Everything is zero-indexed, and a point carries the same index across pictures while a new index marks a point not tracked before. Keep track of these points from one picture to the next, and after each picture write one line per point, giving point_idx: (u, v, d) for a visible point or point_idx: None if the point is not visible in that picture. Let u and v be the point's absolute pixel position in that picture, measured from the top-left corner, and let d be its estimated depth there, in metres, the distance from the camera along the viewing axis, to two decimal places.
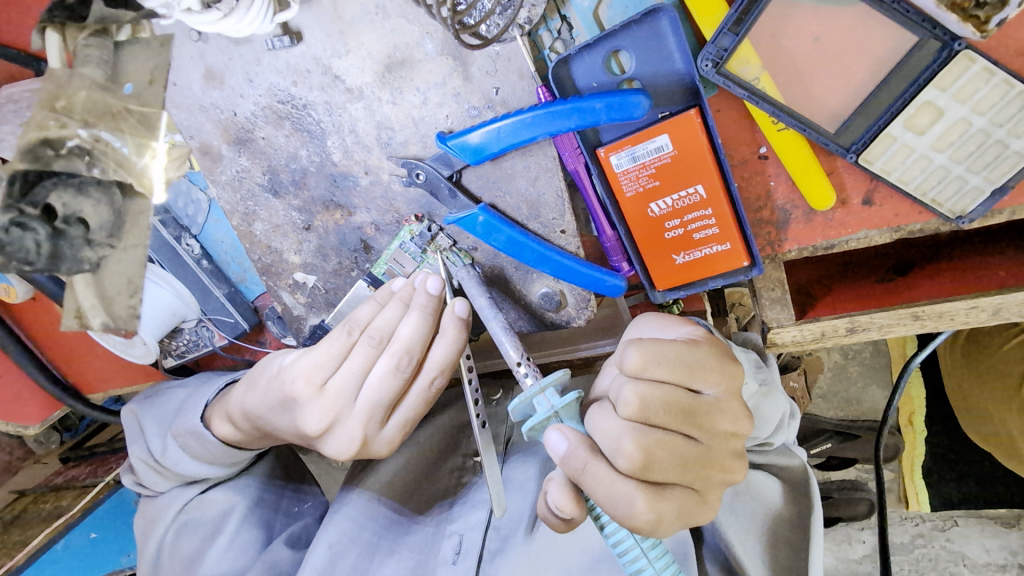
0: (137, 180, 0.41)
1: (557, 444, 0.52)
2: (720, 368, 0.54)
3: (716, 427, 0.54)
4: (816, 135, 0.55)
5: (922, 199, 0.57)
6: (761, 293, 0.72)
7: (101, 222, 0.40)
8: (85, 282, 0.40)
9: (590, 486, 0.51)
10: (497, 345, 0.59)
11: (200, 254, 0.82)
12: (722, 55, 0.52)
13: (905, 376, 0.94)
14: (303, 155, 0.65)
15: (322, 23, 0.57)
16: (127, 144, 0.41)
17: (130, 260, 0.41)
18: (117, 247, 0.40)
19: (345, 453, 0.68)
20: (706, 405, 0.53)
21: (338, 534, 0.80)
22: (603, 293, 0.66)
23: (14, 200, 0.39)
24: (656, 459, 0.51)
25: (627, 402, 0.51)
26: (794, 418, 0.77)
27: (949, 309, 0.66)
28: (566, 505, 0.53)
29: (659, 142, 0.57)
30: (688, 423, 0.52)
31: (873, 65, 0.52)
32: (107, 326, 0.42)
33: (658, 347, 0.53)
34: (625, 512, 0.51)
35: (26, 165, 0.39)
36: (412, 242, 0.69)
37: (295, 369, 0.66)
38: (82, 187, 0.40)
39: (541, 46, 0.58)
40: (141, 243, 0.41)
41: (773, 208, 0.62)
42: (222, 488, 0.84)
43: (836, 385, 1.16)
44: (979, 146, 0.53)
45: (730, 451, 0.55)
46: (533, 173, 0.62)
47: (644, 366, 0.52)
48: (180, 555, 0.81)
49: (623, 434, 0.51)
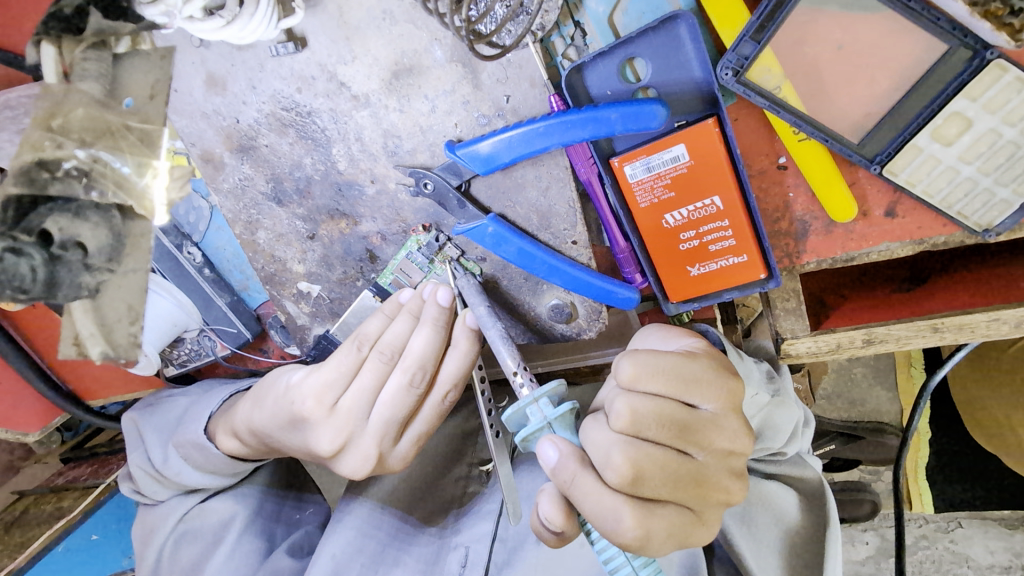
0: (138, 202, 0.39)
1: (549, 455, 0.50)
2: (718, 382, 0.52)
3: (713, 445, 0.52)
4: (841, 146, 0.53)
5: (947, 212, 0.54)
6: (775, 304, 0.71)
7: (100, 245, 0.39)
8: (83, 309, 0.39)
9: (578, 500, 0.50)
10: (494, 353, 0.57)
11: (202, 262, 0.80)
12: (743, 63, 0.50)
13: (923, 404, 0.92)
14: (307, 163, 0.64)
15: (327, 29, 0.56)
16: (127, 163, 0.39)
17: (129, 286, 0.39)
18: (117, 271, 0.39)
19: (360, 472, 0.67)
20: (702, 420, 0.51)
21: (341, 544, 0.78)
22: (615, 305, 0.65)
23: (9, 226, 0.37)
24: (646, 474, 0.49)
25: (619, 415, 0.50)
26: (806, 427, 0.76)
27: (970, 321, 0.65)
28: (555, 517, 0.52)
29: (675, 153, 0.55)
30: (683, 438, 0.51)
31: (900, 74, 0.49)
32: (106, 356, 0.39)
33: (653, 358, 0.51)
34: (612, 528, 0.49)
35: (21, 189, 0.37)
36: (419, 252, 0.68)
37: (304, 388, 0.65)
38: (80, 212, 0.38)
39: (554, 53, 0.56)
40: (142, 267, 0.39)
41: (791, 219, 0.59)
42: (223, 497, 0.83)
43: (840, 386, 1.15)
44: (1009, 158, 0.50)
45: (727, 470, 0.54)
46: (544, 183, 0.60)
47: (637, 378, 0.51)
48: (181, 564, 0.80)
49: (612, 447, 0.49)
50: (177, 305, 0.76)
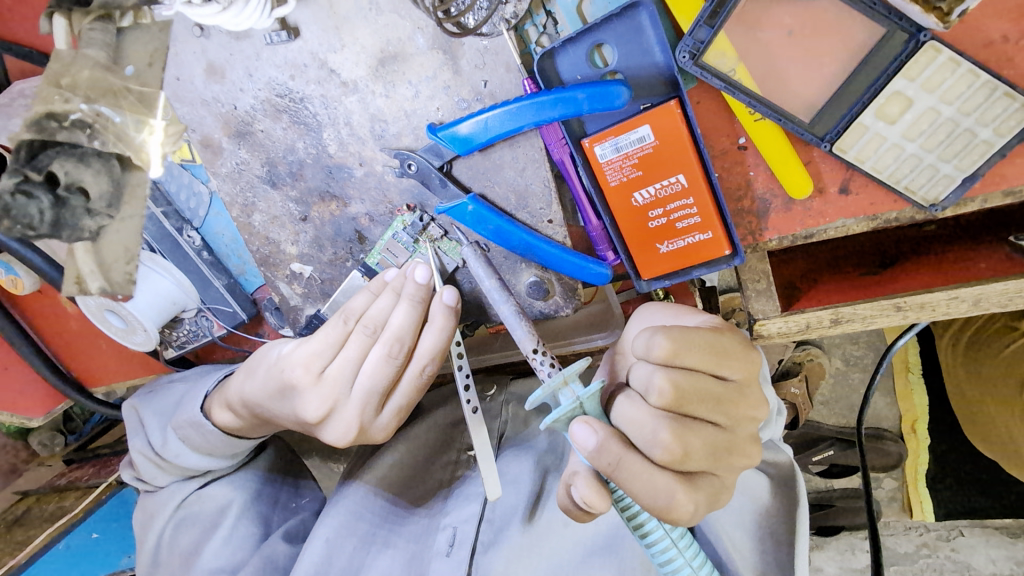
0: (138, 154, 0.50)
1: (586, 437, 0.56)
2: (742, 357, 0.62)
3: (739, 412, 0.61)
4: (792, 125, 0.55)
5: (896, 187, 0.56)
6: (747, 285, 0.75)
7: (100, 192, 0.49)
8: (86, 248, 0.50)
9: (623, 479, 0.57)
10: (508, 329, 0.61)
11: (201, 245, 0.84)
12: (700, 47, 0.53)
13: (887, 359, 0.97)
14: (299, 148, 0.69)
15: (318, 19, 0.61)
16: (127, 120, 0.49)
17: (127, 230, 0.51)
18: (115, 217, 0.50)
19: (343, 440, 0.70)
20: (730, 391, 0.60)
21: (335, 529, 0.82)
22: (589, 280, 0.68)
23: (22, 165, 0.48)
24: (692, 448, 0.58)
25: (663, 391, 0.57)
26: (782, 414, 0.80)
27: (930, 300, 0.69)
28: (594, 500, 0.58)
29: (642, 133, 0.58)
30: (716, 407, 0.59)
31: (845, 57, 0.52)
32: (105, 289, 0.52)
33: (688, 336, 0.59)
34: (666, 503, 0.57)
35: (34, 137, 0.48)
36: (405, 232, 0.72)
37: (294, 357, 0.69)
38: (83, 158, 0.48)
39: (528, 40, 0.60)
40: (137, 214, 0.51)
41: (753, 198, 0.61)
42: (220, 484, 0.86)
43: (838, 393, 1.14)
44: (948, 135, 0.52)
45: (748, 436, 0.63)
46: (521, 164, 0.64)
47: (676, 354, 0.58)
48: (180, 548, 0.83)
49: (659, 426, 0.57)
50: (174, 284, 0.81)
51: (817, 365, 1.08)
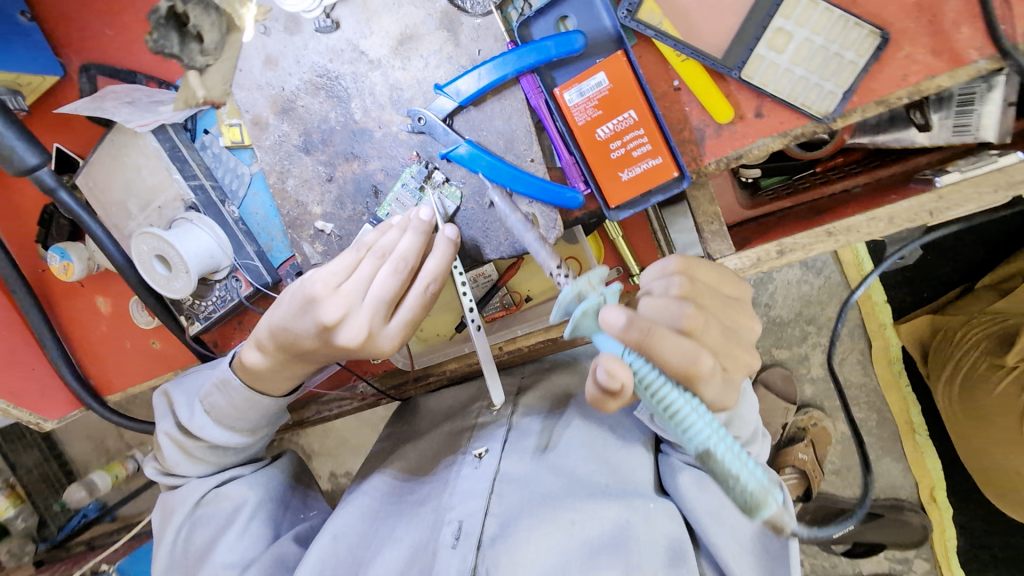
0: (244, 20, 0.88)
1: (615, 316, 0.60)
2: (737, 281, 0.74)
3: (740, 322, 0.71)
4: (708, 59, 0.73)
5: (795, 104, 0.73)
6: (703, 228, 0.89)
7: (215, 39, 0.92)
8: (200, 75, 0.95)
9: (659, 339, 0.60)
10: (533, 253, 0.75)
11: (237, 218, 1.00)
12: (634, 5, 0.75)
13: (845, 312, 1.00)
14: (331, 117, 0.87)
15: (354, 14, 0.83)
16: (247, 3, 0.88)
17: (224, 66, 0.95)
18: (220, 58, 0.94)
19: (354, 343, 0.79)
20: (732, 304, 0.72)
21: (342, 527, 0.88)
22: (564, 205, 0.81)
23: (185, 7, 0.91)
24: (709, 330, 0.65)
25: (682, 285, 0.67)
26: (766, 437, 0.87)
27: (854, 223, 0.83)
28: (619, 366, 0.59)
29: (599, 79, 0.76)
30: (722, 312, 0.70)
31: (740, 9, 0.72)
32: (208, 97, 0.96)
33: (695, 259, 0.72)
34: (694, 369, 0.61)
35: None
36: (412, 180, 0.86)
37: (315, 275, 0.79)
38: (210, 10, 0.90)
39: (511, 20, 0.80)
40: (232, 56, 0.94)
41: (691, 129, 0.78)
42: (236, 483, 0.93)
43: (845, 460, 1.45)
44: (823, 59, 0.71)
45: (749, 343, 0.72)
46: (507, 114, 0.81)
47: (687, 266, 0.70)
48: (195, 544, 0.90)
49: (683, 304, 0.64)
50: (216, 241, 0.94)
51: (822, 431, 1.40)
